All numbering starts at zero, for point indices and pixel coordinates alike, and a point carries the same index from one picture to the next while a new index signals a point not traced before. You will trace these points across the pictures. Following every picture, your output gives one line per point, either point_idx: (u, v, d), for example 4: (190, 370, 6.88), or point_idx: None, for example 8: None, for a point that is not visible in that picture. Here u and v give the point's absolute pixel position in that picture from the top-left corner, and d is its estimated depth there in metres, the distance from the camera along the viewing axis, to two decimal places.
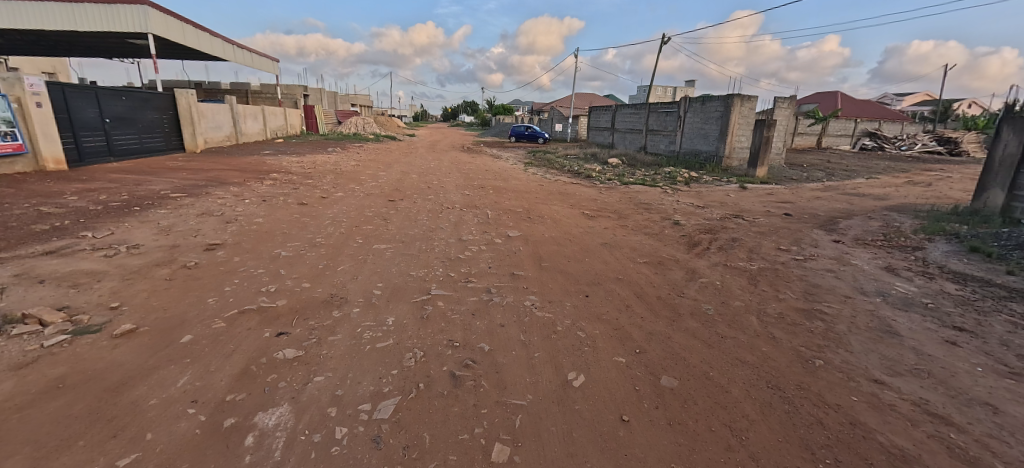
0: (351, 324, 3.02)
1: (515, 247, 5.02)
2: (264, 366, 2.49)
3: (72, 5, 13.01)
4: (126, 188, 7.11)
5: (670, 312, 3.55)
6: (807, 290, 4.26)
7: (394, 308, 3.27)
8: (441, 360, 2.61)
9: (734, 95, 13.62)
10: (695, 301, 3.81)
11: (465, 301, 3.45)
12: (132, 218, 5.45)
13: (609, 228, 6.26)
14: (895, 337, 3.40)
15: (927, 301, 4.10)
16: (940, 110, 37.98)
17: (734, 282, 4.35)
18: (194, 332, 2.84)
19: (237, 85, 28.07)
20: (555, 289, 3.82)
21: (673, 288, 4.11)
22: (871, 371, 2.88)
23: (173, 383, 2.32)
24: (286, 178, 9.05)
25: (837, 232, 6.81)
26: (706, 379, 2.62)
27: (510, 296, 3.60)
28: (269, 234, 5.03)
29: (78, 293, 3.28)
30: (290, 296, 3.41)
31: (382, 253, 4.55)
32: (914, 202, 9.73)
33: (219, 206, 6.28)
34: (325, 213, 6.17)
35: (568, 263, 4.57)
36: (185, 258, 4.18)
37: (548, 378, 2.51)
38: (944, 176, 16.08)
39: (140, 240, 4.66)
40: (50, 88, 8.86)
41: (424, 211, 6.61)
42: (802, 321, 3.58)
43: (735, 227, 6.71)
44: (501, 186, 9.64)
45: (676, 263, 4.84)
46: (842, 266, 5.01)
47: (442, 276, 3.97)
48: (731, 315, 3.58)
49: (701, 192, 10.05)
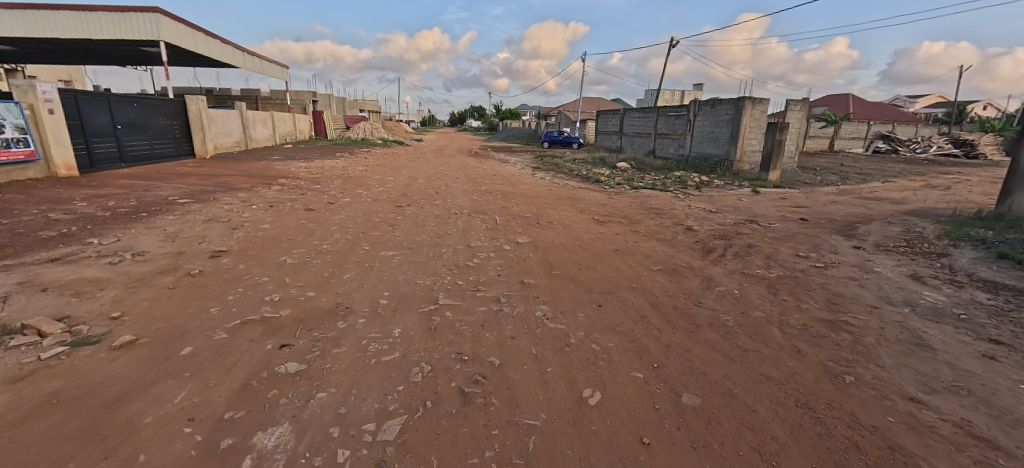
0: (356, 335, 2.91)
1: (525, 253, 4.90)
2: (265, 381, 2.39)
3: (86, 14, 13.28)
4: (135, 194, 7.11)
5: (687, 323, 3.40)
6: (830, 299, 4.08)
7: (401, 319, 3.16)
8: (449, 375, 2.49)
9: (744, 97, 13.44)
10: (713, 311, 3.65)
11: (474, 312, 3.32)
12: (138, 224, 5.44)
13: (619, 234, 6.11)
14: (929, 350, 3.21)
15: (959, 311, 3.89)
16: (954, 112, 37.31)
17: (753, 291, 4.17)
18: (194, 343, 2.75)
19: (247, 91, 28.44)
20: (567, 299, 3.68)
21: (689, 297, 3.94)
22: (906, 388, 2.71)
23: (171, 399, 2.22)
24: (293, 184, 9.04)
25: (856, 238, 6.60)
26: (730, 397, 2.47)
27: (521, 307, 3.46)
28: (275, 240, 4.97)
29: (80, 302, 3.22)
30: (294, 306, 3.31)
31: (389, 260, 4.45)
32: (934, 207, 9.45)
33: (226, 212, 6.25)
34: (332, 219, 6.10)
35: (580, 270, 4.44)
36: (189, 265, 4.11)
37: (562, 395, 2.38)
38: (961, 179, 15.69)
39: (145, 247, 4.61)
40: (63, 95, 8.97)
41: (432, 216, 6.54)
42: (827, 333, 3.41)
43: (749, 232, 6.55)
44: (509, 190, 9.56)
45: (691, 270, 4.68)
46: (865, 274, 4.81)
47: (450, 285, 3.85)
48: (752, 326, 3.41)
49: (713, 197, 9.87)
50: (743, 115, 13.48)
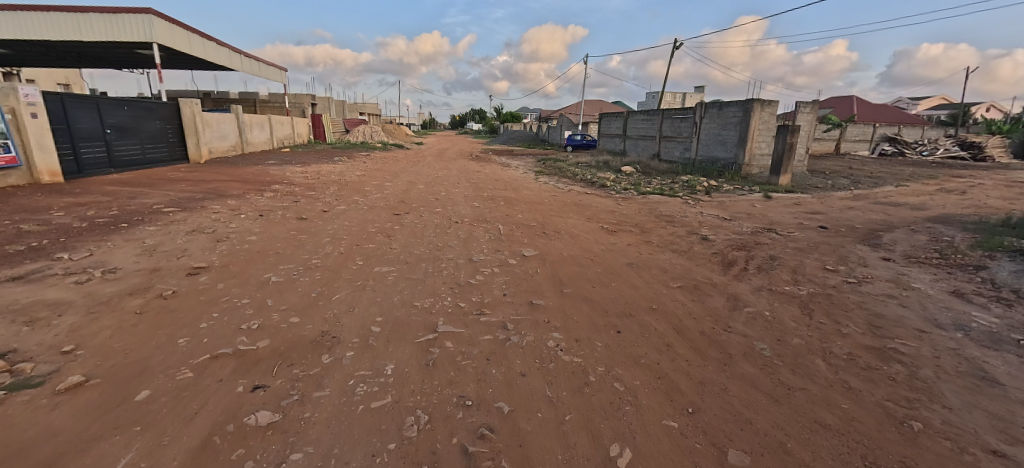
0: (343, 373, 2.51)
1: (532, 268, 4.50)
2: (230, 437, 1.99)
3: (78, 15, 12.96)
4: (119, 202, 6.73)
5: (718, 353, 3.00)
6: (871, 322, 3.68)
7: (394, 352, 2.76)
8: (450, 428, 2.09)
9: (753, 99, 13.05)
10: (746, 338, 3.24)
11: (478, 342, 2.93)
12: (116, 236, 5.06)
13: (632, 244, 5.72)
14: (997, 386, 2.81)
15: (1018, 336, 3.47)
16: (960, 113, 36.94)
17: (786, 312, 3.77)
18: (152, 386, 2.36)
19: (246, 95, 28.23)
20: (581, 324, 3.28)
21: (717, 320, 3.53)
22: (984, 438, 2.30)
23: (113, 463, 1.82)
24: (287, 190, 8.68)
25: (883, 248, 6.20)
26: (785, 453, 2.07)
27: (531, 336, 3.05)
28: (261, 254, 4.58)
29: (31, 333, 2.82)
30: (274, 335, 2.91)
31: (384, 277, 4.06)
32: (956, 213, 9.03)
33: (213, 222, 5.87)
34: (324, 229, 5.72)
35: (593, 289, 4.04)
36: (163, 285, 3.71)
37: (585, 455, 1.97)
38: (975, 182, 15.24)
39: (118, 263, 4.23)
40: (48, 98, 8.62)
41: (431, 226, 6.15)
42: (877, 365, 3.01)
43: (769, 242, 6.15)
44: (512, 196, 9.18)
45: (714, 287, 4.28)
46: (903, 291, 4.40)
47: (451, 308, 3.45)
48: (792, 357, 3.01)
49: (724, 202, 9.50)
50: (752, 117, 13.11)
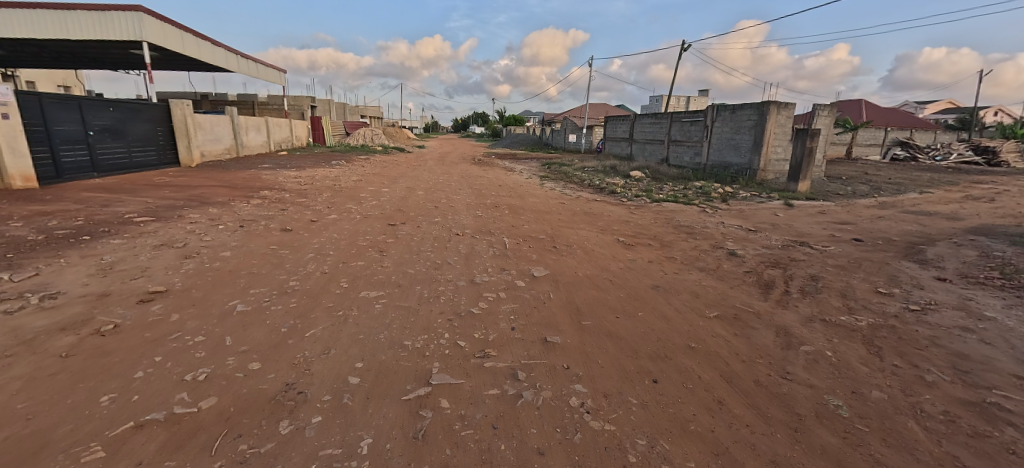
0: (304, 453, 1.89)
1: (544, 293, 3.89)
2: None
3: (62, 13, 12.47)
4: (89, 211, 6.17)
5: (786, 414, 2.37)
6: (956, 366, 3.03)
7: (375, 417, 2.15)
8: None
9: (769, 101, 12.41)
10: (814, 391, 2.61)
11: (483, 401, 2.31)
12: (72, 252, 4.47)
13: (653, 261, 5.12)
14: None
15: None
16: (971, 118, 36.22)
17: (851, 352, 3.13)
18: None
19: (246, 97, 27.87)
20: (607, 372, 2.66)
21: (771, 363, 2.92)
22: None
23: None
24: (276, 196, 8.14)
25: (933, 265, 5.53)
26: None
27: (548, 390, 2.44)
28: (232, 275, 3.98)
29: None
30: (226, 391, 2.31)
31: (370, 306, 3.45)
32: (995, 223, 8.36)
33: (186, 234, 5.29)
34: (309, 243, 5.13)
35: (618, 320, 3.42)
36: (105, 317, 3.10)
37: None
38: (1000, 189, 14.56)
39: (63, 287, 3.63)
40: (23, 98, 8.09)
41: (429, 239, 5.55)
42: (987, 429, 2.36)
43: (805, 258, 5.52)
44: (517, 203, 8.61)
45: (758, 317, 3.65)
46: (978, 323, 3.74)
47: (449, 348, 2.84)
48: (877, 420, 2.39)
49: (744, 211, 8.89)
50: (767, 120, 12.47)
